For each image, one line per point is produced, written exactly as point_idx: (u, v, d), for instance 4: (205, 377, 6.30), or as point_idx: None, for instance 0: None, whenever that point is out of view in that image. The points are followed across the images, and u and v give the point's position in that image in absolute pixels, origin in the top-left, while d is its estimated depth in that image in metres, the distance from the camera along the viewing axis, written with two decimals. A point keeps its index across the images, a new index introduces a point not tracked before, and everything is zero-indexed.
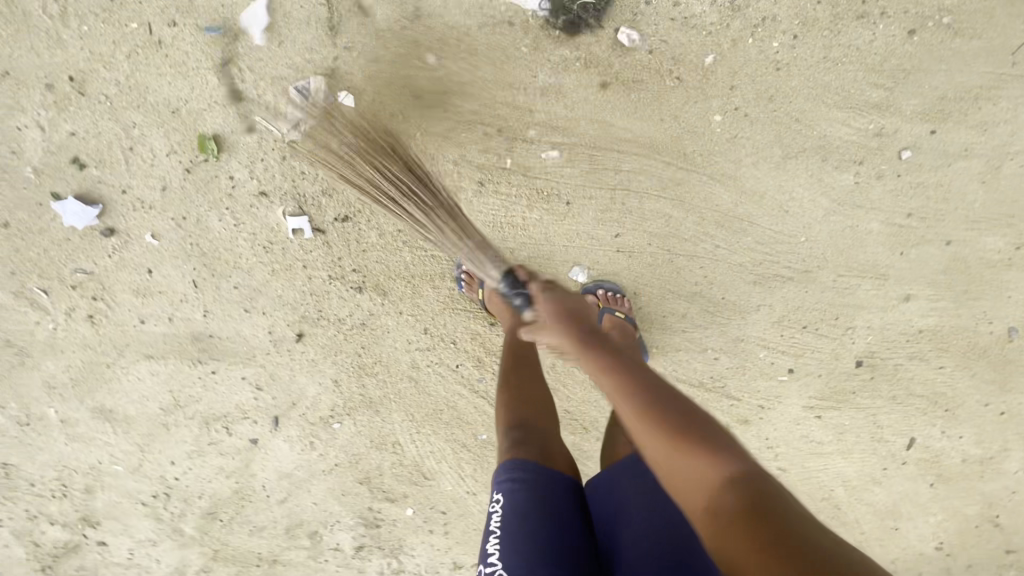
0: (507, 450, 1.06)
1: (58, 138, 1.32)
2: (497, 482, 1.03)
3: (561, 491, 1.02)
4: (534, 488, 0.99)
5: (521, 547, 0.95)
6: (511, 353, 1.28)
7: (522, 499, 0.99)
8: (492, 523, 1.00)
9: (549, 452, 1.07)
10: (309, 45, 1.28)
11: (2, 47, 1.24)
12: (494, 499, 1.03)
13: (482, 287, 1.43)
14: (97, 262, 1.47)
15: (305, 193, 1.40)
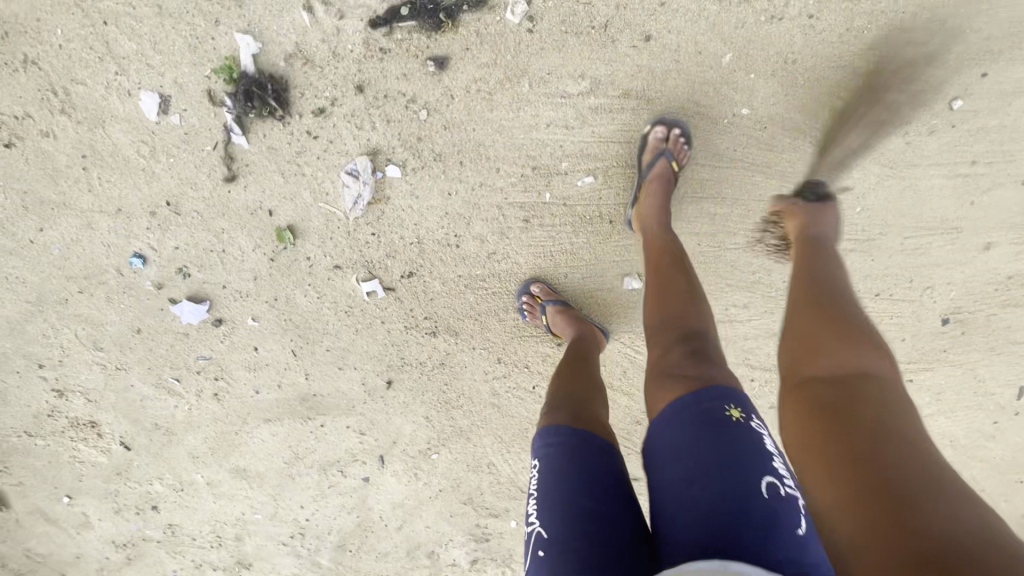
0: (545, 419, 1.05)
1: (167, 253, 1.55)
2: (536, 448, 1.02)
3: (596, 452, 0.96)
4: (568, 449, 0.96)
5: (551, 504, 0.90)
6: (571, 352, 1.38)
7: (555, 460, 0.95)
8: (530, 487, 0.97)
9: (581, 419, 1.04)
10: (348, 132, 1.37)
11: (109, 189, 1.46)
12: (534, 466, 1.00)
13: (545, 312, 1.53)
14: (214, 348, 1.71)
15: (373, 259, 1.55)
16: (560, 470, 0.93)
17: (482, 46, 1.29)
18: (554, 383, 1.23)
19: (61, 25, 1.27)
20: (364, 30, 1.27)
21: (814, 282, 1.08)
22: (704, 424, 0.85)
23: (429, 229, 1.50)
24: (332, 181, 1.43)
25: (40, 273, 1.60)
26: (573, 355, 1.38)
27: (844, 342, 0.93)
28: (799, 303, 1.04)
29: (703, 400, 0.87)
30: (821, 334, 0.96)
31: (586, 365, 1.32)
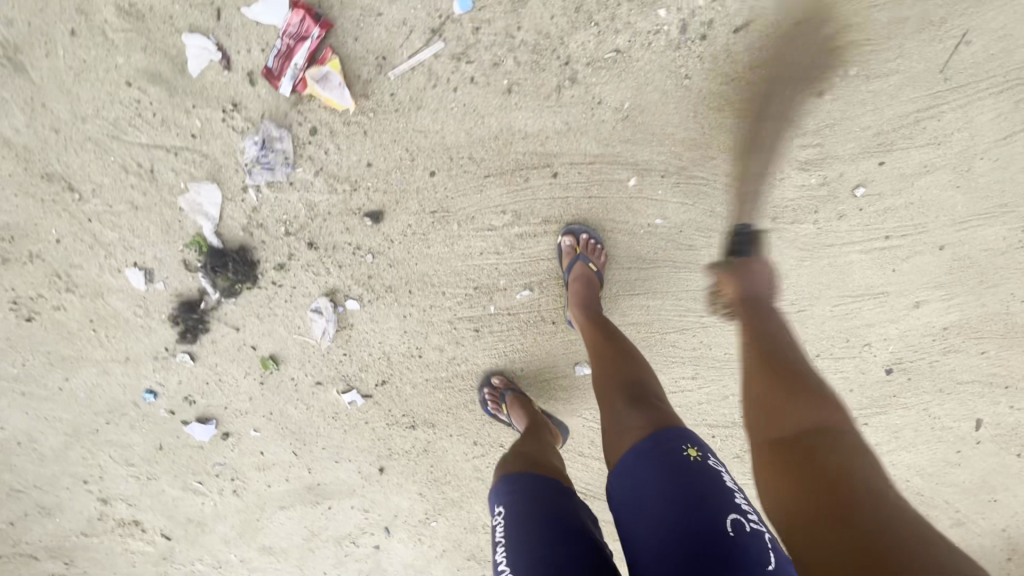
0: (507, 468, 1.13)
1: (174, 386, 1.78)
2: (499, 496, 1.08)
3: (558, 495, 1.04)
4: (531, 493, 1.04)
5: (521, 547, 0.95)
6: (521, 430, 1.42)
7: (522, 505, 1.02)
8: (497, 533, 1.01)
9: (544, 466, 1.15)
10: (307, 278, 1.55)
11: (116, 343, 1.69)
12: (497, 513, 1.05)
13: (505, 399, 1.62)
14: (226, 454, 1.94)
15: (349, 374, 1.74)
16: (533, 513, 0.99)
17: (408, 199, 1.43)
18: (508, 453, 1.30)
19: (53, 226, 1.48)
20: (305, 200, 1.43)
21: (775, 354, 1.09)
22: (663, 468, 0.93)
23: (393, 345, 1.67)
24: (301, 317, 1.62)
25: (71, 411, 1.85)
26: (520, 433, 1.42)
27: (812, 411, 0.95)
28: (793, 376, 1.03)
29: (661, 446, 0.96)
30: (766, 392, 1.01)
31: (535, 433, 1.40)
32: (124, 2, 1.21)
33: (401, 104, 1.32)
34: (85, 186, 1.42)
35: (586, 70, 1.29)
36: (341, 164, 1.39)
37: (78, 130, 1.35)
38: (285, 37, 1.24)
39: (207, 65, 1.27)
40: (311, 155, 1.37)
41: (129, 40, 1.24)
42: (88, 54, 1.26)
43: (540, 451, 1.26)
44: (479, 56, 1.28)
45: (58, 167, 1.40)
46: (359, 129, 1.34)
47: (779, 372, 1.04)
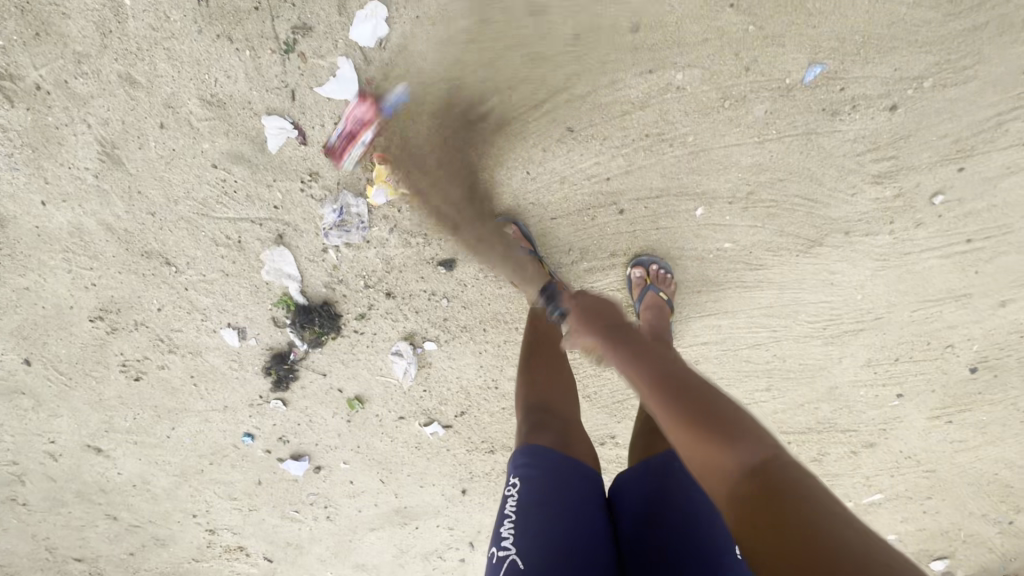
0: (528, 437, 1.09)
1: (269, 428, 1.90)
2: (517, 466, 1.05)
3: (581, 483, 1.03)
4: (552, 477, 1.01)
5: (538, 530, 0.95)
6: (529, 343, 1.34)
7: (543, 487, 1.00)
8: (507, 507, 1.01)
9: (568, 436, 1.10)
10: (386, 324, 1.63)
11: (215, 394, 1.82)
12: (510, 483, 1.04)
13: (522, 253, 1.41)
14: (319, 485, 2.07)
15: (429, 407, 1.82)
16: (552, 499, 0.99)
17: (478, 246, 1.47)
18: (524, 383, 1.24)
19: (155, 297, 1.60)
20: (381, 255, 1.50)
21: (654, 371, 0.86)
22: (677, 486, 1.04)
23: (470, 378, 1.74)
24: (383, 360, 1.70)
25: (178, 455, 2.01)
26: (533, 343, 1.34)
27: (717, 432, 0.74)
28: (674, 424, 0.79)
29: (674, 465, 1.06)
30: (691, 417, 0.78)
31: (557, 347, 1.32)
32: (206, 93, 1.27)
33: (467, 159, 1.35)
34: (180, 260, 1.52)
35: (649, 109, 1.28)
36: (414, 219, 1.44)
37: (172, 210, 1.44)
38: (337, 142, 1.33)
39: (285, 142, 1.33)
40: (385, 214, 1.43)
41: (213, 127, 1.31)
42: (177, 143, 1.34)
43: (559, 400, 1.19)
44: (543, 107, 1.29)
45: (155, 245, 1.50)
46: (428, 185, 1.39)
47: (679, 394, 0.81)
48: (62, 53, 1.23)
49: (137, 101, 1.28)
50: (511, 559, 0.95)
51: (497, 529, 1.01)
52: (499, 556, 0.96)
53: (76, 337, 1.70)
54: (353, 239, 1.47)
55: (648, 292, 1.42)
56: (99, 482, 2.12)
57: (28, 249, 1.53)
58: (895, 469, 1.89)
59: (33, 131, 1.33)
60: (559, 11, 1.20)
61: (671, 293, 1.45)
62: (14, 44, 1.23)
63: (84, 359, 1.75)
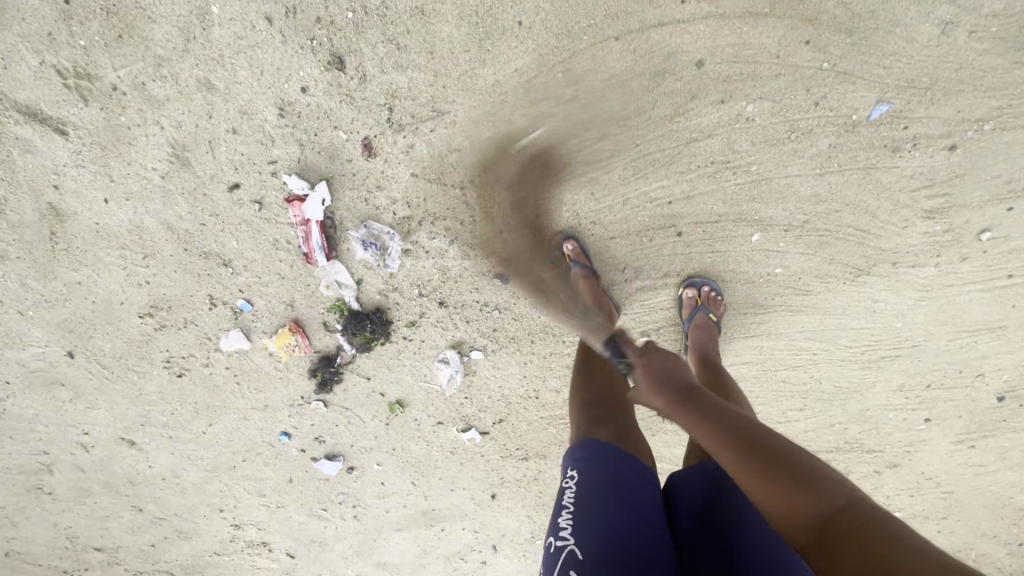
0: (582, 434, 1.09)
1: (306, 428, 1.92)
2: (572, 459, 1.04)
3: (636, 475, 0.98)
4: (611, 468, 0.99)
5: (595, 517, 0.92)
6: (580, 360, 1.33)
7: (598, 475, 0.98)
8: (565, 498, 0.98)
9: (624, 432, 1.08)
10: (435, 332, 1.65)
11: (257, 393, 1.83)
12: (567, 477, 1.01)
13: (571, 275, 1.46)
14: (349, 485, 2.09)
15: (469, 414, 1.84)
16: (608, 487, 0.96)
17: (535, 260, 1.50)
18: (576, 389, 1.24)
19: (207, 296, 1.61)
20: (438, 265, 1.52)
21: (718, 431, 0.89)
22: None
23: (512, 388, 1.77)
24: (428, 366, 1.72)
25: (212, 450, 2.02)
26: (585, 351, 1.35)
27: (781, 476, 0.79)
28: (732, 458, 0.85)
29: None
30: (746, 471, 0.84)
31: (608, 362, 1.30)
32: (282, 102, 1.29)
33: (533, 178, 1.38)
34: (237, 262, 1.53)
35: (715, 138, 1.31)
36: (475, 232, 1.46)
37: (235, 213, 1.45)
38: (309, 224, 1.44)
39: (355, 153, 1.35)
40: (447, 226, 1.45)
41: (286, 135, 1.33)
42: (248, 148, 1.35)
43: (613, 401, 1.18)
44: (613, 131, 1.31)
45: (214, 246, 1.51)
46: (492, 201, 1.41)
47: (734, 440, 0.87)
48: (143, 56, 1.24)
49: (213, 105, 1.30)
50: (571, 549, 0.91)
51: (553, 520, 0.97)
52: (558, 547, 0.92)
53: (122, 332, 1.71)
54: (391, 266, 1.52)
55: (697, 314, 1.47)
56: (128, 474, 2.12)
57: (85, 245, 1.53)
58: (916, 489, 1.91)
59: (106, 130, 1.34)
60: (638, 40, 1.22)
61: (721, 314, 1.50)
62: (96, 45, 1.24)
63: (128, 353, 1.76)
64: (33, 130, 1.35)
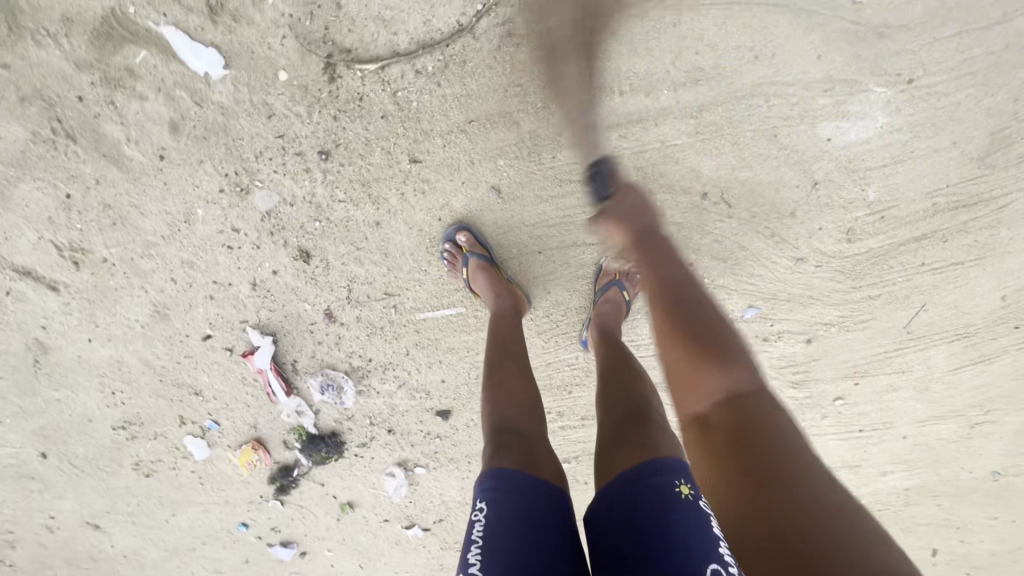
0: (493, 457, 1.08)
1: (263, 521, 2.11)
2: (480, 490, 1.04)
3: (546, 503, 1.01)
4: (519, 497, 1.00)
5: (503, 552, 0.94)
6: (492, 343, 1.34)
7: (506, 508, 0.99)
8: (474, 532, 0.99)
9: (533, 457, 1.08)
10: (383, 450, 1.88)
11: (218, 491, 2.01)
12: (477, 508, 1.02)
13: (468, 267, 1.41)
14: (300, 566, 2.28)
15: (412, 514, 2.07)
16: (516, 519, 0.97)
17: (471, 402, 1.75)
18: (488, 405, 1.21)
19: (178, 416, 1.80)
20: (387, 402, 1.75)
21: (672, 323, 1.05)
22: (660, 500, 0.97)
23: (451, 495, 2.01)
24: (376, 476, 1.95)
25: (173, 533, 2.19)
26: (494, 352, 1.32)
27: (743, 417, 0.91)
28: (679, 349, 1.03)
29: (655, 471, 0.89)
30: (717, 419, 0.94)
31: (517, 367, 1.29)
32: (256, 279, 1.50)
33: (469, 344, 1.63)
34: (208, 391, 1.74)
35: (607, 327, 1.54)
36: (420, 379, 1.70)
37: (207, 356, 1.65)
38: (265, 372, 1.65)
39: (317, 318, 1.57)
40: (395, 374, 1.69)
41: (257, 302, 1.55)
42: (223, 309, 1.56)
43: (527, 422, 1.17)
44: (535, 314, 1.57)
45: (187, 378, 1.71)
46: (434, 358, 1.66)
47: (700, 343, 1.01)
48: (133, 239, 1.44)
49: (194, 277, 1.50)
50: None
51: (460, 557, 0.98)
52: None
53: (96, 439, 1.88)
54: (346, 402, 1.74)
55: (610, 286, 1.44)
56: (90, 550, 2.26)
57: (66, 371, 1.70)
58: None
59: (95, 289, 1.53)
60: (559, 252, 1.47)
61: (633, 295, 1.47)
62: (92, 229, 1.43)
63: (100, 455, 1.93)
64: (26, 285, 1.53)
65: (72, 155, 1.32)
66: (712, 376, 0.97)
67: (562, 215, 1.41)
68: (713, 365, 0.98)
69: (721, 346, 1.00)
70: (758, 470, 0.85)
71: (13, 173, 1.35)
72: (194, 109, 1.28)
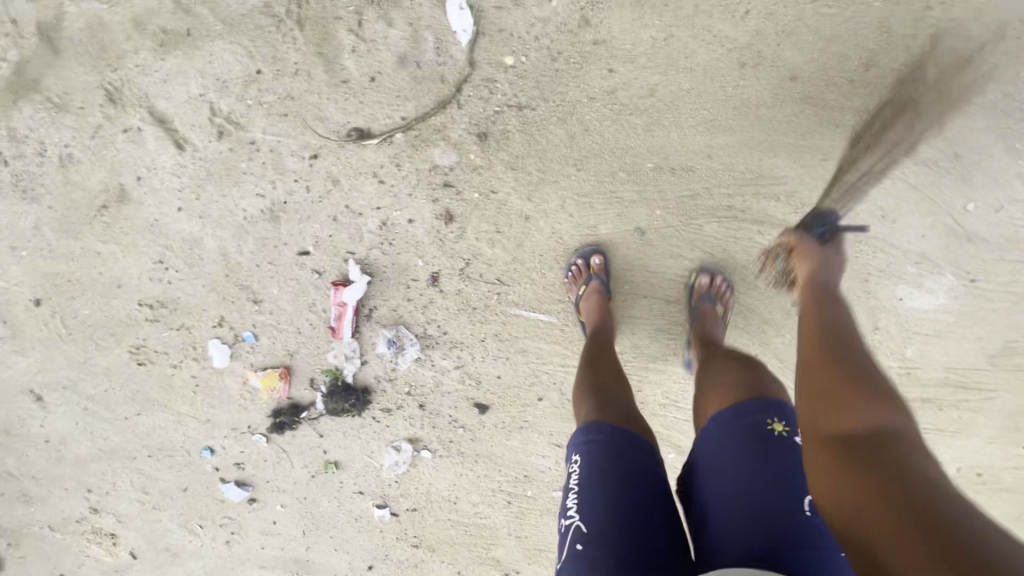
0: (591, 415, 1.10)
1: (233, 452, 1.98)
2: (575, 442, 1.07)
3: (639, 453, 1.02)
4: (612, 447, 1.02)
5: (601, 499, 0.97)
6: (593, 343, 1.38)
7: (599, 458, 1.01)
8: (571, 480, 1.03)
9: (628, 414, 1.10)
10: (401, 422, 1.87)
11: (207, 406, 1.88)
12: (572, 459, 1.06)
13: (589, 284, 1.51)
14: (240, 513, 2.11)
15: (389, 494, 2.03)
16: (613, 468, 1.00)
17: (512, 405, 1.82)
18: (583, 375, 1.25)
19: (219, 316, 1.70)
20: (435, 378, 1.78)
21: (829, 338, 0.98)
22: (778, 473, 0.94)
23: (438, 487, 2.01)
24: (379, 446, 1.92)
25: (121, 436, 1.97)
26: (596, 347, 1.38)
27: (847, 398, 0.83)
28: (808, 357, 0.96)
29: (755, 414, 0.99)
30: (823, 391, 0.86)
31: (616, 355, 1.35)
32: (386, 219, 1.53)
33: (541, 352, 1.73)
34: (266, 303, 1.67)
35: (675, 381, 1.71)
36: (478, 368, 1.76)
37: (290, 270, 1.62)
38: (344, 307, 1.64)
39: (420, 276, 1.61)
40: (458, 355, 1.74)
41: (374, 240, 1.56)
42: (337, 233, 1.56)
43: (621, 389, 1.19)
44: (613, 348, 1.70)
45: (253, 284, 1.65)
46: (502, 353, 1.73)
47: (833, 355, 0.93)
48: (294, 136, 1.44)
49: (329, 194, 1.51)
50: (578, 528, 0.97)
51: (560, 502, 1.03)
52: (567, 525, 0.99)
53: (109, 308, 1.72)
54: (399, 364, 1.75)
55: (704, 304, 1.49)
56: (8, 423, 1.94)
57: (130, 228, 1.59)
58: None
59: (221, 164, 1.48)
60: (662, 303, 1.63)
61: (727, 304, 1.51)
62: (259, 110, 1.42)
63: (99, 326, 1.75)
64: (153, 132, 1.46)
65: (288, 39, 1.36)
66: (841, 398, 0.83)
67: (680, 274, 1.59)
68: (846, 392, 0.83)
69: (856, 386, 0.84)
70: (839, 417, 0.80)
71: (218, 28, 1.36)
72: (428, 55, 1.36)
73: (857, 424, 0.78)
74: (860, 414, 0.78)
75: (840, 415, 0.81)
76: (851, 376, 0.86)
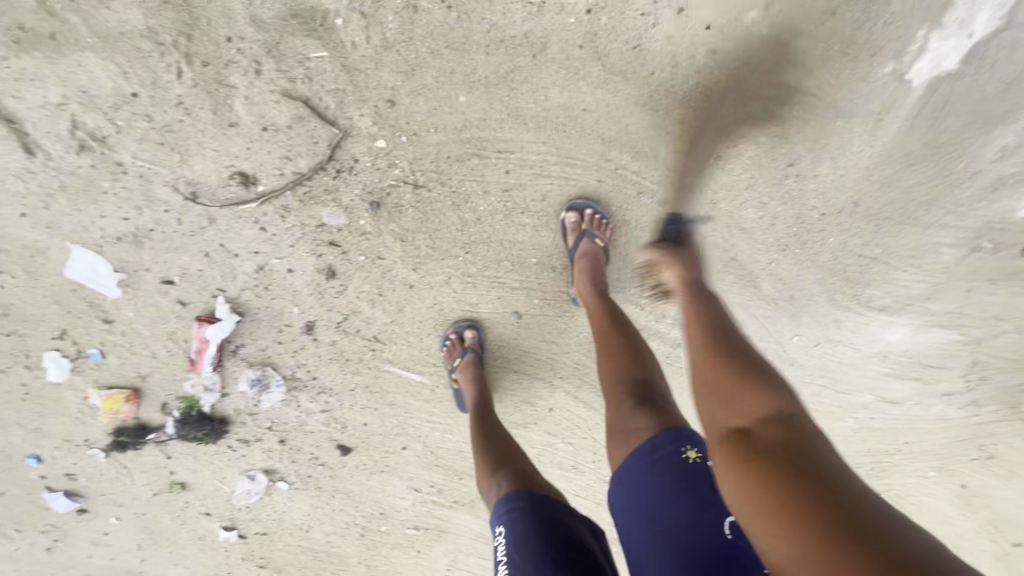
0: (504, 488, 1.18)
1: (63, 464, 1.82)
2: (498, 516, 1.13)
3: (550, 511, 1.09)
4: (526, 511, 1.09)
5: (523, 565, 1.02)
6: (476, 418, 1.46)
7: (520, 526, 1.07)
8: (498, 554, 1.08)
9: (537, 481, 1.18)
10: (258, 453, 1.83)
11: (37, 415, 1.72)
12: (497, 533, 1.11)
13: (463, 357, 1.58)
14: (66, 522, 1.96)
15: (238, 518, 1.99)
16: (529, 531, 1.06)
17: (376, 450, 1.85)
18: (483, 448, 1.35)
19: (61, 329, 1.56)
20: (299, 417, 1.76)
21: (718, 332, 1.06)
22: (698, 505, 0.96)
23: (291, 515, 2.00)
24: (232, 472, 1.88)
25: None
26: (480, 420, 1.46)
27: (747, 386, 0.91)
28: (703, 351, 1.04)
29: (668, 443, 1.02)
30: (723, 384, 0.95)
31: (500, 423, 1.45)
32: (264, 264, 1.48)
33: (410, 407, 1.77)
34: (119, 324, 1.56)
35: (532, 446, 1.83)
36: (345, 413, 1.76)
37: (150, 296, 1.51)
38: (207, 343, 1.58)
39: (294, 323, 1.58)
40: (326, 399, 1.73)
41: (248, 281, 1.50)
42: (207, 269, 1.48)
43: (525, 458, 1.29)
44: None
45: (106, 303, 1.52)
46: (371, 403, 1.74)
47: (722, 351, 1.01)
48: (169, 167, 1.34)
49: (202, 230, 1.42)
50: None
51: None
52: None
53: None
54: (262, 402, 1.72)
55: (582, 240, 1.43)
56: None
57: None
58: None
59: (79, 178, 1.35)
60: (530, 378, 1.73)
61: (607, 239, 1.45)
62: (133, 134, 1.31)
63: None
64: None
65: (174, 70, 1.26)
66: (735, 394, 0.92)
67: (549, 357, 1.69)
68: (745, 383, 0.92)
69: (753, 377, 0.93)
70: (738, 414, 0.88)
71: (92, 41, 1.22)
72: (328, 117, 1.32)
73: (752, 419, 0.86)
74: (755, 403, 0.87)
75: (737, 408, 0.89)
76: (744, 366, 0.96)
